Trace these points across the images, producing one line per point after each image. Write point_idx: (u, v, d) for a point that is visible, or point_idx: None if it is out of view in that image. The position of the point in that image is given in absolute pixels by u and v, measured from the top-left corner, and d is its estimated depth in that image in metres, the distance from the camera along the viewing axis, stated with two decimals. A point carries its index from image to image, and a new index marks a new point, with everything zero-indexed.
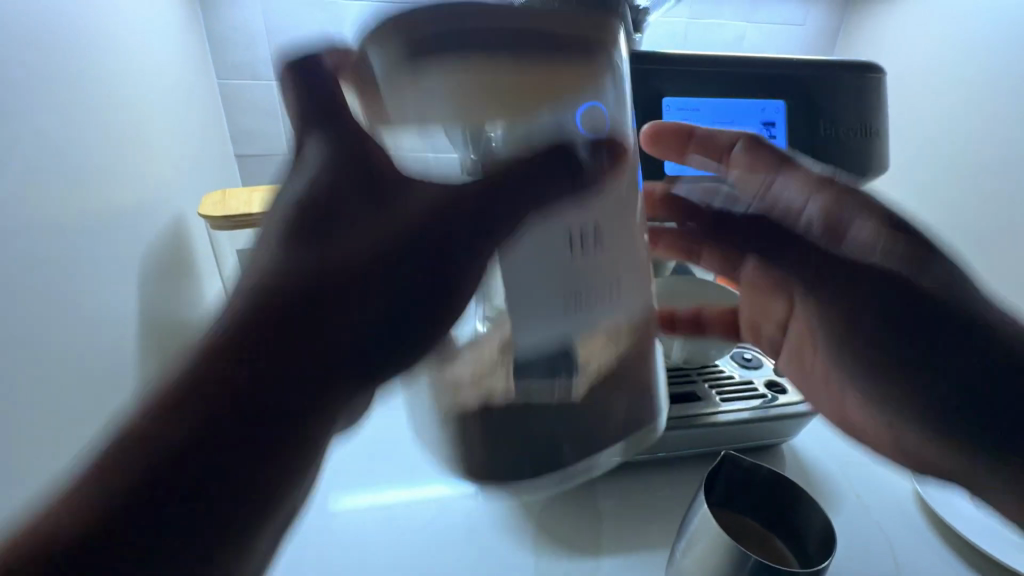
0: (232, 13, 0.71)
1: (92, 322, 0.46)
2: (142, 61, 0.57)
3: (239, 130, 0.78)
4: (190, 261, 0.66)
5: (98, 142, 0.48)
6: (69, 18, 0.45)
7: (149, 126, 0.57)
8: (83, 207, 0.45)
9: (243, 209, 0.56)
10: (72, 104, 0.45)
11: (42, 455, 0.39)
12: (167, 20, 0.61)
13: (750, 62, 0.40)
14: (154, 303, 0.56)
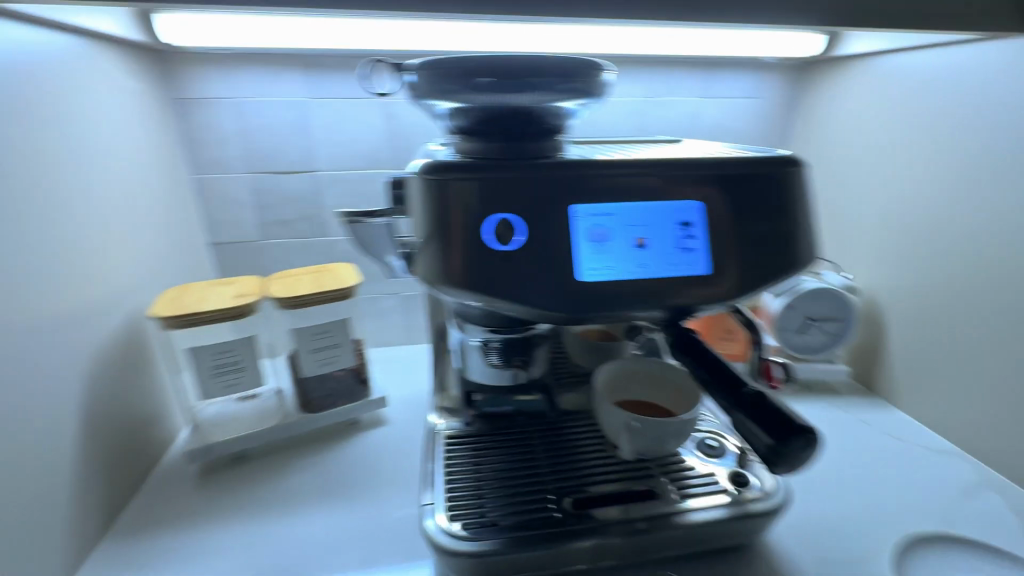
0: (205, 117, 0.75)
1: (20, 439, 0.46)
2: (103, 177, 0.59)
3: (212, 221, 0.81)
4: (151, 356, 0.66)
5: (38, 253, 0.49)
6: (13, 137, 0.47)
7: (105, 234, 0.59)
8: (19, 327, 0.46)
9: (194, 308, 0.57)
10: (14, 230, 0.46)
11: None
12: (126, 126, 0.64)
13: (665, 163, 0.39)
14: (104, 403, 0.56)
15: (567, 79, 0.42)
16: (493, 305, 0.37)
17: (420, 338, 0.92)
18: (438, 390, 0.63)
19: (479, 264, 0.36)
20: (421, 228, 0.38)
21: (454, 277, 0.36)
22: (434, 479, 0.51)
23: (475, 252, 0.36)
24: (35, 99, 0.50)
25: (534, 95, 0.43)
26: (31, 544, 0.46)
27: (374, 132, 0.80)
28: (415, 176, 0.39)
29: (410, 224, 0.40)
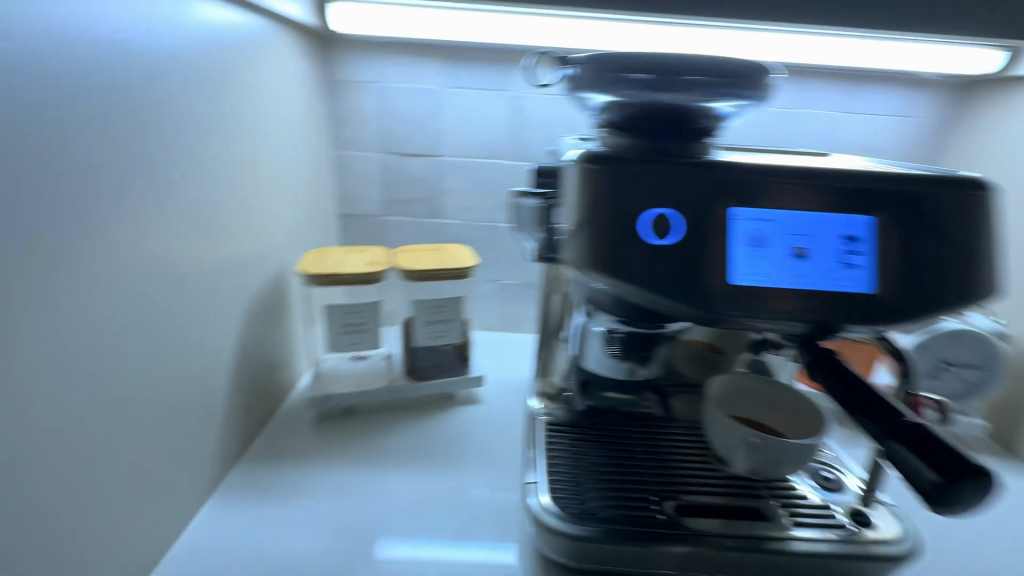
0: (352, 99, 0.82)
1: (194, 364, 0.53)
2: (268, 145, 0.67)
3: (344, 194, 0.88)
4: (288, 308, 0.73)
5: (220, 205, 0.57)
6: (214, 104, 0.55)
7: (266, 196, 0.67)
8: (199, 266, 0.53)
9: (335, 269, 0.63)
10: (204, 182, 0.54)
11: (123, 483, 0.44)
12: (292, 102, 0.72)
13: (835, 174, 0.37)
14: (252, 344, 0.64)
15: (725, 85, 0.42)
16: (636, 293, 0.39)
17: (513, 327, 0.95)
18: (539, 376, 0.65)
19: (630, 253, 0.38)
20: (574, 215, 0.40)
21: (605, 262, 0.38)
22: (537, 461, 0.53)
23: (628, 241, 0.38)
24: (231, 73, 0.58)
25: (690, 91, 0.42)
26: (191, 454, 0.53)
27: (500, 124, 0.83)
28: (571, 164, 0.42)
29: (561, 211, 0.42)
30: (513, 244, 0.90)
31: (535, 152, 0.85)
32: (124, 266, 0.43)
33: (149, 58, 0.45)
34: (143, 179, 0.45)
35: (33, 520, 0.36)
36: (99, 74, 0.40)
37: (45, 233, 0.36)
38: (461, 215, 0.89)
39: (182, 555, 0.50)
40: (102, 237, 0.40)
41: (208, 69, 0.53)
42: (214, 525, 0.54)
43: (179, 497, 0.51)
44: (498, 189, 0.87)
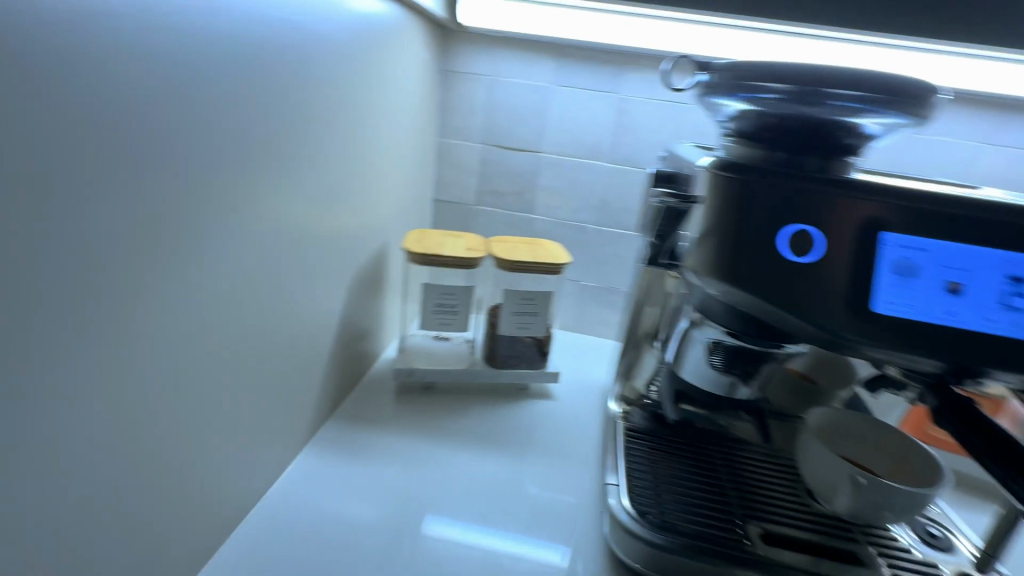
0: (463, 90, 0.85)
1: (307, 323, 0.57)
2: (388, 128, 0.71)
3: (443, 181, 0.91)
4: (385, 283, 0.77)
5: (342, 178, 0.61)
6: (349, 84, 0.59)
7: (380, 175, 0.71)
8: (319, 233, 0.57)
9: (435, 250, 0.66)
10: (332, 156, 0.58)
11: (242, 421, 0.48)
12: (412, 89, 0.75)
13: (1008, 207, 0.34)
14: (351, 313, 0.68)
15: (884, 99, 0.38)
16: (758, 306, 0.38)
17: (587, 330, 0.95)
18: (622, 380, 0.65)
19: (758, 265, 0.38)
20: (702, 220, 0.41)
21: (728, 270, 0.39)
22: (616, 464, 0.53)
23: (757, 253, 0.38)
24: (367, 58, 0.62)
25: (828, 108, 0.40)
26: (294, 406, 0.58)
27: (603, 125, 0.83)
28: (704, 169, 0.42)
29: (690, 219, 0.42)
30: (599, 246, 0.90)
31: (634, 156, 0.84)
32: (266, 226, 0.47)
33: (305, 38, 0.49)
34: (291, 149, 0.49)
35: (178, 443, 0.40)
36: (270, 51, 0.44)
37: (216, 189, 0.40)
38: (551, 212, 0.90)
39: (278, 497, 0.55)
40: (254, 197, 0.45)
41: (349, 52, 0.58)
42: (305, 475, 0.58)
43: (279, 444, 0.56)
44: (592, 190, 0.87)
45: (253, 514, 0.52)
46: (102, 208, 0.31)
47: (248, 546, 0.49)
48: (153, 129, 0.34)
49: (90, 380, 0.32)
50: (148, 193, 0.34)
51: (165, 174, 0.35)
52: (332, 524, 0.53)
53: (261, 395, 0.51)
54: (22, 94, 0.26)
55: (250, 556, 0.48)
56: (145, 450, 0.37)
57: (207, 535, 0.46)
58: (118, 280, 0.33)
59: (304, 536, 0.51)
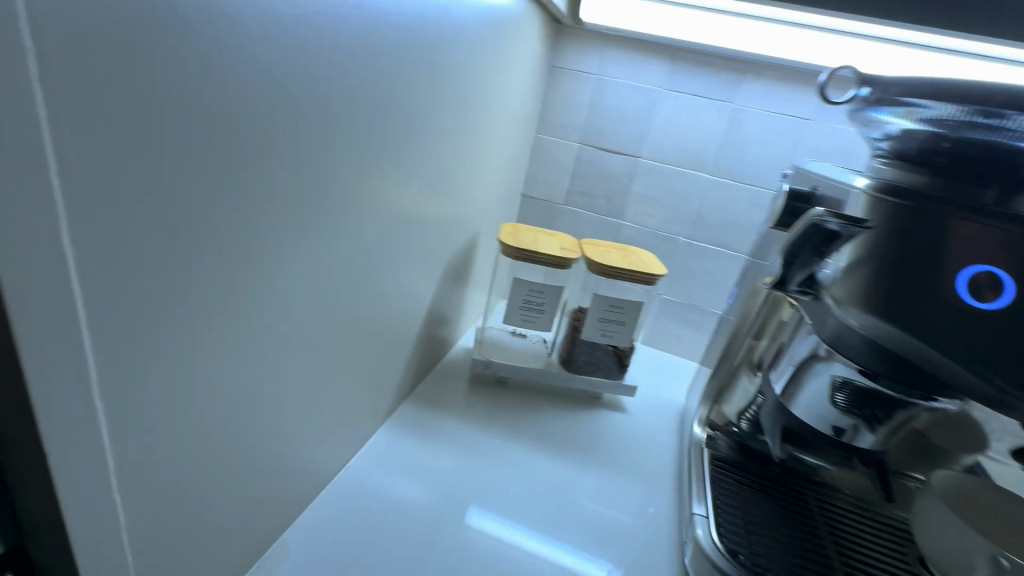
0: (568, 86, 0.84)
1: (403, 306, 0.58)
2: (498, 120, 0.71)
3: (533, 176, 0.90)
4: (470, 272, 0.77)
5: (452, 166, 0.61)
6: (474, 73, 0.59)
7: (483, 166, 0.71)
8: (426, 218, 0.58)
9: (531, 246, 0.65)
10: (448, 143, 0.58)
11: (338, 394, 0.49)
12: (524, 82, 0.75)
13: None
14: (438, 299, 0.68)
15: None
16: (913, 348, 0.35)
17: (661, 345, 0.91)
18: (709, 403, 0.62)
19: (918, 303, 0.34)
20: (858, 246, 0.39)
21: (883, 303, 0.36)
22: (703, 493, 0.51)
23: (919, 290, 0.34)
24: (491, 48, 0.61)
25: (1014, 132, 0.33)
26: (380, 383, 0.58)
27: (711, 135, 0.79)
28: (861, 190, 0.41)
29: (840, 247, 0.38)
30: (688, 260, 0.86)
31: (741, 171, 0.79)
32: (387, 207, 0.48)
33: (445, 24, 0.49)
34: (417, 133, 0.50)
35: (293, 407, 0.42)
36: (417, 34, 0.45)
37: (358, 165, 0.41)
38: (641, 220, 0.87)
39: (359, 468, 0.56)
40: (383, 177, 0.45)
41: (478, 40, 0.57)
42: (384, 450, 0.59)
43: (365, 418, 0.57)
44: (688, 202, 0.83)
45: (337, 481, 0.53)
46: (275, 178, 0.31)
47: (338, 508, 0.51)
48: (321, 104, 0.34)
49: (240, 343, 0.32)
50: (309, 165, 0.34)
51: (322, 148, 0.35)
52: (411, 501, 0.54)
53: (357, 370, 0.52)
54: (239, 64, 0.26)
55: (337, 520, 0.49)
56: (270, 410, 0.38)
57: (298, 497, 0.47)
58: (277, 250, 0.33)
59: (385, 509, 0.52)
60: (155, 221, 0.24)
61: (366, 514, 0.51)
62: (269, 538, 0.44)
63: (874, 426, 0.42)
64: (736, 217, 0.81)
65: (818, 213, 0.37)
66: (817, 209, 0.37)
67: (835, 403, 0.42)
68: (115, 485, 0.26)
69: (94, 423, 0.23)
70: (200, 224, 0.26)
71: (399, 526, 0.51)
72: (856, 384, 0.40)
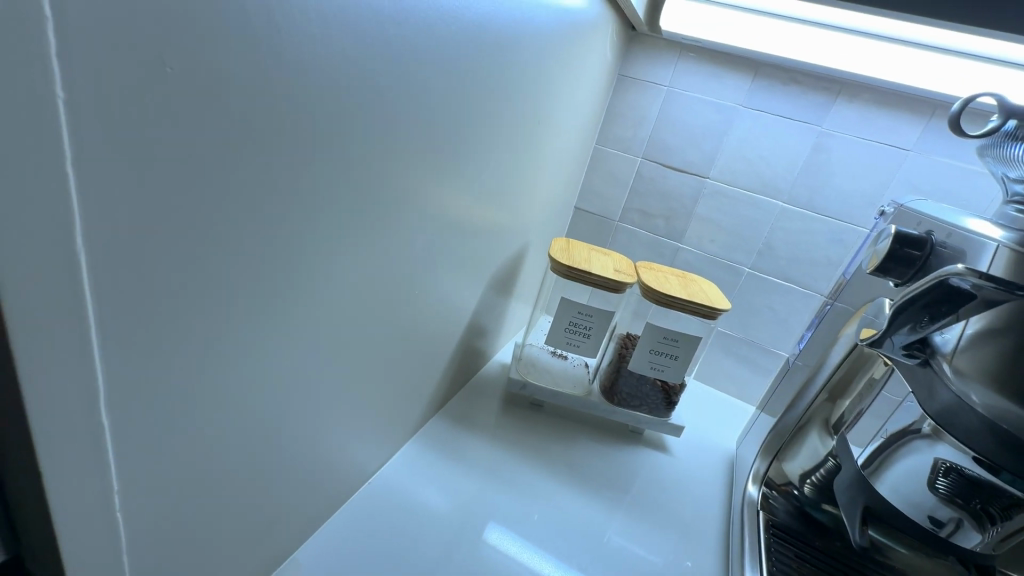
0: (636, 96, 0.79)
1: (443, 315, 0.55)
2: (558, 128, 0.66)
3: (589, 188, 0.85)
4: (514, 285, 0.73)
5: (506, 173, 0.57)
6: (538, 76, 0.55)
7: (539, 174, 0.67)
8: (476, 224, 0.54)
9: (584, 265, 0.60)
10: (507, 149, 0.54)
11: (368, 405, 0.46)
12: (589, 87, 0.70)
13: None
14: (480, 310, 0.65)
15: None
16: None
17: (710, 382, 0.85)
18: (767, 457, 0.55)
19: None
20: (998, 315, 0.31)
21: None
22: (757, 563, 0.44)
23: None
24: (559, 51, 0.58)
25: None
26: (412, 395, 0.56)
27: (791, 159, 0.72)
28: (995, 242, 0.34)
29: (973, 307, 0.32)
30: (750, 294, 0.79)
31: (821, 201, 0.72)
32: (434, 213, 0.45)
33: (515, 22, 0.46)
34: (473, 137, 0.47)
35: (319, 419, 0.39)
36: (483, 30, 0.41)
37: (408, 166, 0.38)
38: (701, 245, 0.80)
39: (382, 481, 0.53)
40: (433, 181, 0.42)
41: (547, 42, 0.54)
42: (411, 465, 0.56)
43: (394, 430, 0.54)
44: (758, 231, 0.76)
45: (361, 492, 0.51)
46: (316, 174, 0.29)
47: (356, 523, 0.48)
48: (371, 95, 0.31)
49: (263, 349, 0.30)
50: (355, 162, 0.32)
51: (371, 145, 0.33)
52: (435, 524, 0.50)
53: (390, 382, 0.49)
54: (286, 47, 0.24)
55: (356, 536, 0.47)
56: (295, 422, 0.36)
57: (318, 510, 0.45)
58: (312, 252, 0.31)
59: (403, 529, 0.49)
60: (180, 212, 0.21)
61: (386, 536, 0.48)
62: (280, 556, 0.41)
63: (983, 525, 0.35)
64: (811, 251, 0.74)
65: (954, 267, 0.30)
66: (960, 268, 0.30)
67: (935, 489, 0.36)
68: (117, 504, 0.23)
69: (98, 431, 0.21)
70: (229, 218, 0.24)
71: (419, 549, 0.47)
72: (969, 473, 0.34)
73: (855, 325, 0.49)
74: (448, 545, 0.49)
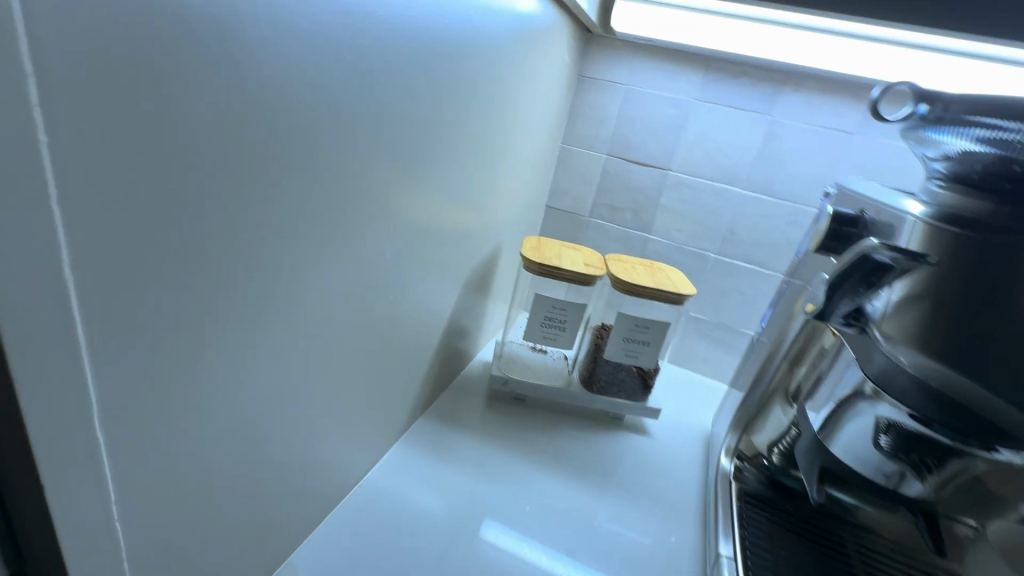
0: (597, 95, 0.81)
1: (422, 319, 0.57)
2: (522, 131, 0.69)
3: (558, 187, 0.88)
4: (490, 285, 0.75)
5: (474, 178, 0.60)
6: (498, 84, 0.57)
7: (507, 176, 0.69)
8: (447, 229, 0.56)
9: (554, 262, 0.63)
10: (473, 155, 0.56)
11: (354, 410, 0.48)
12: (550, 89, 0.73)
13: None
14: (458, 311, 0.67)
15: None
16: (974, 396, 0.33)
17: (686, 365, 0.88)
18: (737, 432, 0.58)
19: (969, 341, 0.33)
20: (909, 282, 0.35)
21: (937, 341, 0.33)
22: (730, 531, 0.47)
23: (978, 328, 0.33)
24: (517, 58, 0.60)
25: None
26: (397, 398, 0.57)
27: (746, 148, 0.76)
28: (915, 217, 0.38)
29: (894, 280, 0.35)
30: (717, 279, 0.83)
31: (776, 186, 0.76)
32: (405, 221, 0.47)
33: (470, 34, 0.48)
34: (438, 146, 0.49)
35: (307, 425, 0.41)
36: (440, 45, 0.44)
37: (377, 178, 0.40)
38: (669, 235, 0.84)
39: (373, 484, 0.54)
40: (402, 191, 0.44)
41: (504, 51, 0.56)
42: (399, 466, 0.58)
43: (381, 433, 0.56)
44: (720, 218, 0.80)
45: (352, 495, 0.52)
46: (287, 194, 0.30)
47: (349, 525, 0.49)
48: (335, 116, 0.33)
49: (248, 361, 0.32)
50: (323, 179, 0.33)
51: (339, 163, 0.35)
52: (427, 520, 0.52)
53: (374, 386, 0.51)
54: (249, 79, 0.26)
55: (350, 537, 0.48)
56: (283, 430, 0.38)
57: (311, 514, 0.46)
58: (287, 266, 0.32)
59: (396, 527, 0.51)
60: (158, 238, 0.23)
61: (381, 535, 0.49)
62: (276, 561, 0.43)
63: (923, 474, 0.39)
64: (770, 234, 0.78)
65: (871, 243, 0.34)
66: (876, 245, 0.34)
67: (878, 447, 0.39)
68: (116, 515, 0.25)
69: (95, 447, 0.23)
70: (207, 241, 0.26)
71: (412, 545, 0.49)
72: (905, 428, 0.37)
73: (805, 300, 0.52)
74: (441, 539, 0.51)
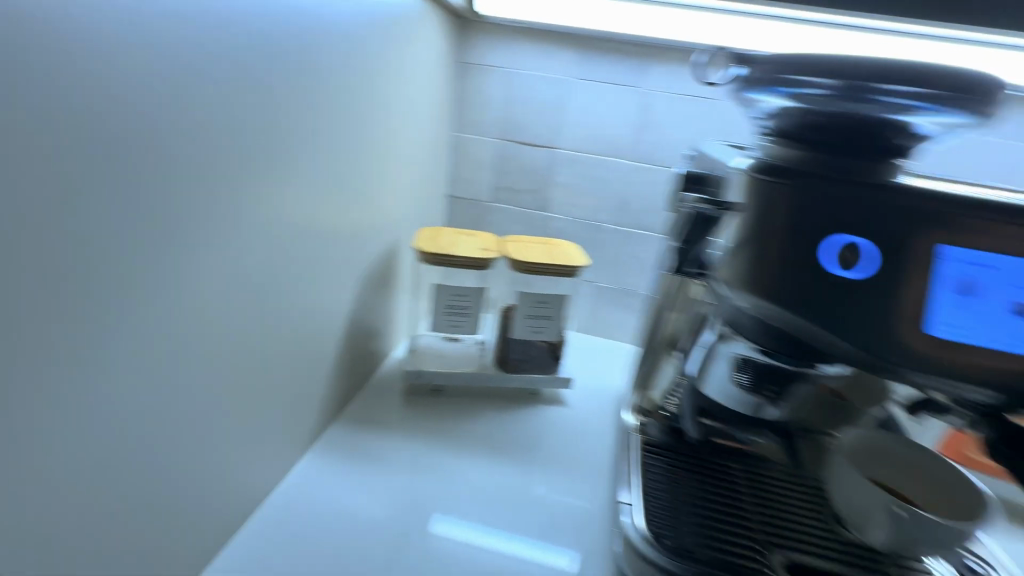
0: (480, 80, 0.82)
1: (315, 324, 0.55)
2: (403, 121, 0.68)
3: (456, 175, 0.88)
4: (394, 280, 0.74)
5: (357, 174, 0.58)
6: (370, 76, 0.56)
7: (393, 169, 0.68)
8: (333, 228, 0.55)
9: (447, 250, 0.63)
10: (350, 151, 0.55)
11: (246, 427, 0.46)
12: (427, 77, 0.72)
13: None
14: (359, 311, 0.66)
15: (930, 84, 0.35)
16: (802, 326, 0.37)
17: (601, 334, 0.92)
18: (638, 390, 0.62)
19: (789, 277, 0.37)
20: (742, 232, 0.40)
21: (765, 282, 0.38)
22: (632, 479, 0.51)
23: (797, 264, 0.37)
24: (389, 50, 0.59)
25: (875, 102, 0.36)
26: (299, 408, 0.56)
27: (625, 120, 0.80)
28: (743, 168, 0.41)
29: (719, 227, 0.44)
30: (617, 247, 0.87)
31: (656, 153, 0.80)
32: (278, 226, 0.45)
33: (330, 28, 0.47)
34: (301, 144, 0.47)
35: (184, 452, 0.38)
36: (287, 39, 0.42)
37: (230, 183, 0.38)
38: (567, 211, 0.86)
39: (281, 499, 0.53)
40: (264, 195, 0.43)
41: (371, 42, 0.55)
42: (311, 476, 0.56)
43: (285, 446, 0.54)
44: (611, 189, 0.84)
45: (258, 515, 0.50)
46: (94, 207, 0.29)
47: (255, 545, 0.47)
48: (152, 120, 0.31)
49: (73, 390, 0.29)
50: (148, 188, 0.32)
51: (168, 170, 0.33)
52: (342, 525, 0.51)
53: (269, 400, 0.49)
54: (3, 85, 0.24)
55: (256, 557, 0.46)
56: (147, 459, 0.35)
57: (206, 543, 0.44)
58: (109, 284, 0.30)
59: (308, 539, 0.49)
60: None
61: (291, 549, 0.48)
62: None
63: None
64: (657, 200, 0.82)
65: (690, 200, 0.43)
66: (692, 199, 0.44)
67: None
68: None
69: None
70: None
71: (326, 553, 0.48)
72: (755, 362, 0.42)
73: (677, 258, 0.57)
74: (356, 541, 0.50)
